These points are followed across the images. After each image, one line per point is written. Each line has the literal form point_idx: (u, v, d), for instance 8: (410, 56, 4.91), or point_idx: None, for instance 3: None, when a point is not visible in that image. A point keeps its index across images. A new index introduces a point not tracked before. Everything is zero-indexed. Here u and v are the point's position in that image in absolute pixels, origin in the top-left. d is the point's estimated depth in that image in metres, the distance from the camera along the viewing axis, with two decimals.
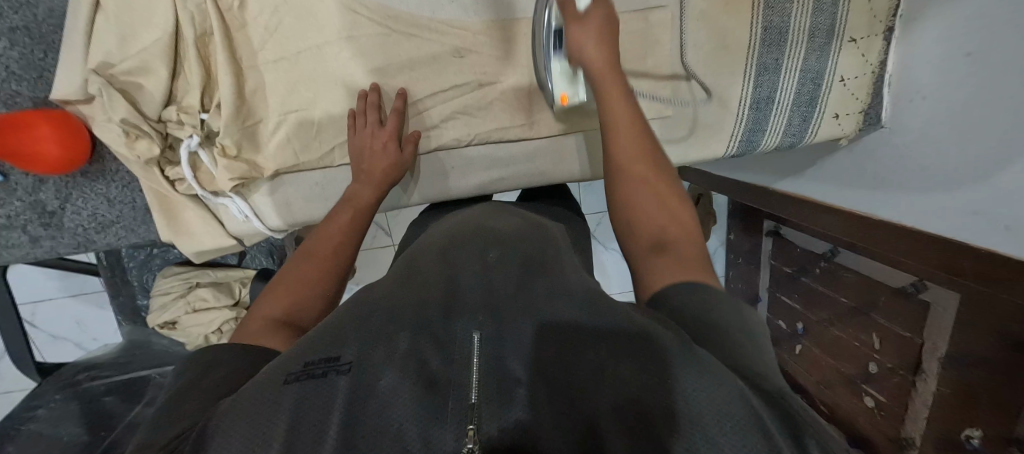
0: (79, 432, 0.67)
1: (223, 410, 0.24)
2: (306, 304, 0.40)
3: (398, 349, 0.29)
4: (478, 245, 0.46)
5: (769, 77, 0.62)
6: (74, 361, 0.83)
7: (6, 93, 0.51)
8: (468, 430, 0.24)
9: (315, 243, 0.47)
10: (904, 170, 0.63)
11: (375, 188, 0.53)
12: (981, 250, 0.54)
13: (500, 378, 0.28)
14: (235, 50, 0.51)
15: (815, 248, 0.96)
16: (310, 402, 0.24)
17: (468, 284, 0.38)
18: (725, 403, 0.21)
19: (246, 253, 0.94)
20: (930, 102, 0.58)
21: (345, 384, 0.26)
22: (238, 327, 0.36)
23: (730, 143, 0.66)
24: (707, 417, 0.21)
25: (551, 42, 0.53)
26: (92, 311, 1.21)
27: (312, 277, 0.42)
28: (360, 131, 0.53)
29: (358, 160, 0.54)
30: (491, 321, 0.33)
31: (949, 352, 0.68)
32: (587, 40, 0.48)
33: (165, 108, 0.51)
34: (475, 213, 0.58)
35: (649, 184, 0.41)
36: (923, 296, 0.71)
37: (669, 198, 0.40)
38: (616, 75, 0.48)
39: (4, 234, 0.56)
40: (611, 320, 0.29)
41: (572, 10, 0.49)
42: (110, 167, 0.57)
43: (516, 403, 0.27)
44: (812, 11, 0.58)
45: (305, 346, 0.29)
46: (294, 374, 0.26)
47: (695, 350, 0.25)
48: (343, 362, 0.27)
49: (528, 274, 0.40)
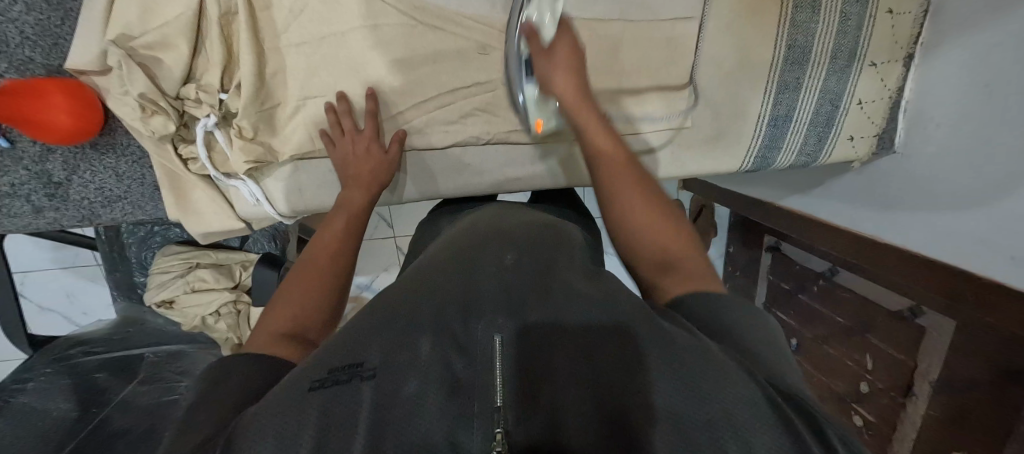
0: (69, 409, 0.66)
1: (249, 420, 0.25)
2: (307, 316, 0.40)
3: (420, 354, 0.29)
4: (494, 248, 0.45)
5: (789, 95, 0.62)
6: (67, 335, 0.81)
7: (17, 58, 0.50)
8: (496, 435, 0.24)
9: (315, 254, 0.47)
10: (915, 195, 0.64)
11: (364, 192, 0.54)
12: (985, 278, 0.55)
13: (523, 368, 0.29)
14: (258, 30, 0.51)
15: (816, 266, 0.97)
16: (337, 405, 0.25)
17: (485, 288, 0.38)
18: (750, 400, 0.22)
19: (249, 236, 0.92)
20: (943, 130, 0.59)
21: (368, 389, 0.26)
22: (245, 342, 0.37)
23: (745, 159, 0.67)
24: (738, 413, 0.22)
25: (522, 72, 0.53)
26: (82, 285, 1.19)
27: (309, 291, 0.42)
28: (339, 144, 0.54)
29: (343, 167, 0.55)
30: (510, 321, 0.32)
31: (941, 377, 0.70)
32: (555, 73, 0.50)
33: (184, 85, 0.50)
34: (489, 213, 0.59)
35: (646, 207, 0.42)
36: (919, 320, 0.73)
37: (667, 215, 0.42)
38: (591, 109, 0.50)
39: (6, 202, 0.55)
40: (625, 317, 0.30)
41: (536, 43, 0.51)
42: (120, 141, 0.56)
43: (535, 415, 0.27)
44: (836, 33, 0.58)
45: (325, 357, 0.29)
46: (319, 380, 0.27)
47: (710, 351, 0.26)
48: (367, 368, 0.28)
49: (543, 277, 0.39)
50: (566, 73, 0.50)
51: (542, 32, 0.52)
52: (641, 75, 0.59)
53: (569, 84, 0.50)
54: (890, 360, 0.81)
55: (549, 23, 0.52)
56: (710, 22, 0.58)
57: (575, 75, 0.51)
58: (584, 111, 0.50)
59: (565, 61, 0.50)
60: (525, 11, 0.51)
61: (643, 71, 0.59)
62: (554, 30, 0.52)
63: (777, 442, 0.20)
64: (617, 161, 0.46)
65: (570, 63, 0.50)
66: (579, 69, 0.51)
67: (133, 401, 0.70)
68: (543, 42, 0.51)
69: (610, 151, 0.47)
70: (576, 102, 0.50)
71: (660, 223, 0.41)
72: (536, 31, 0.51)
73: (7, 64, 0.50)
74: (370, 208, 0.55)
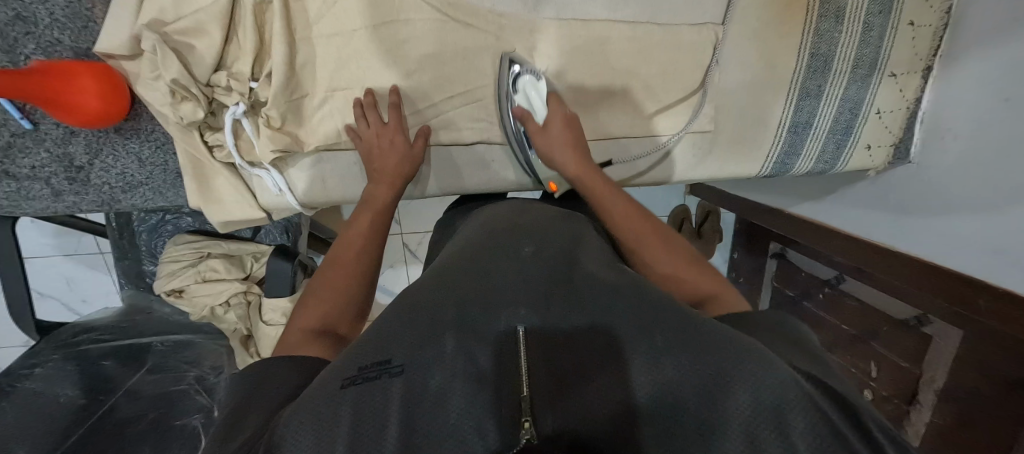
0: (76, 396, 0.65)
1: (287, 416, 0.24)
2: (335, 321, 0.40)
3: (445, 350, 0.29)
4: (513, 242, 0.45)
5: (810, 102, 0.63)
6: (74, 321, 0.80)
7: (47, 40, 0.50)
8: (522, 423, 0.25)
9: (337, 259, 0.47)
10: (927, 205, 0.66)
11: (389, 186, 0.54)
12: (998, 288, 0.56)
13: (550, 362, 0.30)
14: (291, 20, 0.51)
15: (821, 273, 0.93)
16: (368, 404, 0.24)
17: (511, 284, 0.37)
18: (781, 382, 0.21)
19: (262, 227, 0.92)
20: (961, 141, 0.60)
21: (398, 388, 0.26)
22: (279, 342, 0.38)
23: (764, 164, 0.68)
24: (770, 399, 0.21)
25: (522, 144, 0.60)
26: (84, 272, 1.18)
27: (335, 301, 0.42)
28: (366, 135, 0.54)
29: (370, 159, 0.55)
30: (534, 314, 0.33)
31: (947, 386, 0.69)
32: (554, 148, 0.55)
33: (215, 72, 0.50)
34: (505, 208, 0.57)
35: (664, 248, 0.45)
36: (925, 328, 0.71)
37: (681, 251, 0.46)
38: (594, 173, 0.54)
39: (27, 184, 0.55)
40: (647, 310, 0.30)
41: (533, 122, 0.56)
42: (144, 126, 0.56)
43: (568, 401, 0.27)
44: (858, 43, 0.60)
45: (356, 351, 0.29)
46: (350, 378, 0.26)
47: (732, 337, 0.25)
48: (394, 364, 0.27)
49: (569, 270, 0.40)
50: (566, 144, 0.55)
51: (533, 111, 0.57)
52: (667, 80, 0.60)
53: (569, 157, 0.55)
54: (896, 370, 0.79)
55: (539, 101, 0.57)
56: (735, 29, 0.60)
57: (574, 146, 0.56)
58: (588, 177, 0.54)
59: (564, 136, 0.55)
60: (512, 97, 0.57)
61: (668, 73, 0.60)
62: (543, 107, 0.57)
63: (815, 420, 0.20)
64: (627, 214, 0.50)
65: (569, 134, 0.55)
66: (578, 137, 0.56)
67: (141, 390, 0.69)
68: (537, 121, 0.56)
69: (619, 208, 0.51)
70: (583, 171, 0.54)
71: (677, 258, 0.44)
72: (528, 113, 0.56)
73: (36, 45, 0.50)
74: (396, 201, 0.55)
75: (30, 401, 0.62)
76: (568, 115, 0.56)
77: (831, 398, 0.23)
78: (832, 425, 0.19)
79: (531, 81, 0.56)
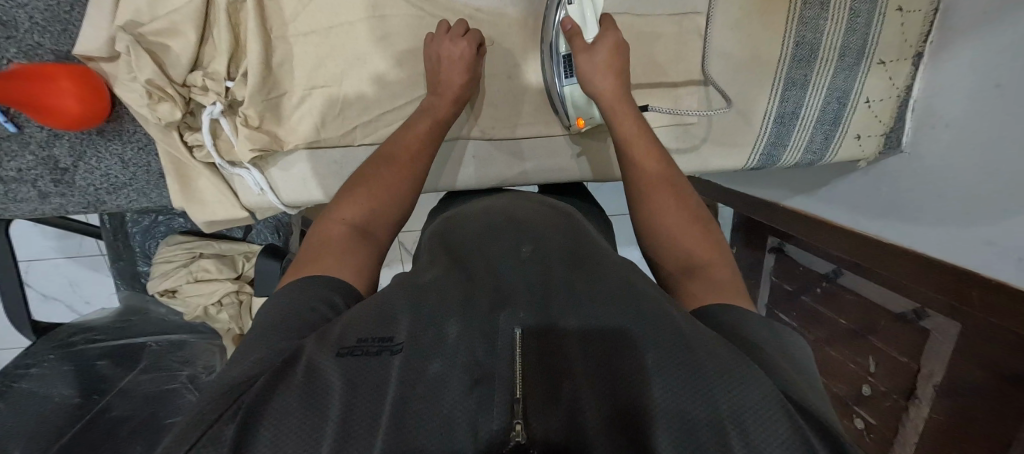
0: (70, 395, 0.66)
1: (279, 390, 0.25)
2: (371, 222, 0.43)
3: (448, 338, 0.28)
4: (506, 240, 0.42)
5: (796, 92, 0.62)
6: (69, 322, 0.81)
7: (27, 43, 0.50)
8: (513, 425, 0.23)
9: (374, 177, 0.46)
10: (925, 196, 0.64)
11: (449, 104, 0.53)
12: (989, 279, 0.55)
13: (544, 364, 0.28)
14: (266, 20, 0.51)
15: (817, 267, 0.91)
16: (364, 380, 0.25)
17: (513, 282, 0.35)
18: (762, 405, 0.23)
19: (252, 227, 0.93)
20: (951, 130, 0.59)
21: (398, 363, 0.26)
22: (322, 221, 0.42)
23: (751, 156, 0.67)
24: (749, 422, 0.22)
25: (560, 70, 0.58)
26: (87, 274, 1.20)
27: (371, 222, 0.43)
28: (438, 40, 0.53)
29: (436, 70, 0.53)
30: (532, 317, 0.31)
31: (945, 380, 0.67)
32: (593, 70, 0.53)
33: (191, 72, 0.50)
34: (502, 202, 0.55)
35: (676, 206, 0.44)
36: (923, 323, 0.68)
37: (692, 212, 0.44)
38: (627, 105, 0.52)
39: (13, 187, 0.56)
40: (642, 316, 0.29)
41: (580, 40, 0.54)
42: (127, 128, 0.56)
43: (559, 405, 0.25)
44: (845, 31, 0.58)
45: (349, 327, 0.29)
46: (348, 347, 0.27)
47: (729, 354, 0.26)
48: (395, 342, 0.28)
49: (576, 261, 0.38)
50: (606, 70, 0.53)
51: (586, 29, 0.56)
52: (644, 73, 0.61)
53: (608, 83, 0.53)
54: (894, 364, 0.77)
55: (591, 19, 0.56)
56: (719, 18, 0.59)
57: (616, 74, 0.53)
58: (620, 107, 0.52)
59: (606, 60, 0.53)
60: (564, 10, 0.55)
61: (645, 68, 0.61)
62: (595, 29, 0.56)
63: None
64: (651, 159, 0.49)
65: (610, 59, 0.53)
66: (620, 66, 0.53)
67: (134, 389, 0.70)
68: (585, 40, 0.54)
69: (644, 149, 0.49)
70: (616, 103, 0.52)
71: (684, 218, 0.43)
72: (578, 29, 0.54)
73: (17, 50, 0.50)
74: (452, 120, 0.54)
75: (25, 400, 0.63)
76: (618, 42, 0.53)
77: (801, 410, 0.25)
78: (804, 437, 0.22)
79: None
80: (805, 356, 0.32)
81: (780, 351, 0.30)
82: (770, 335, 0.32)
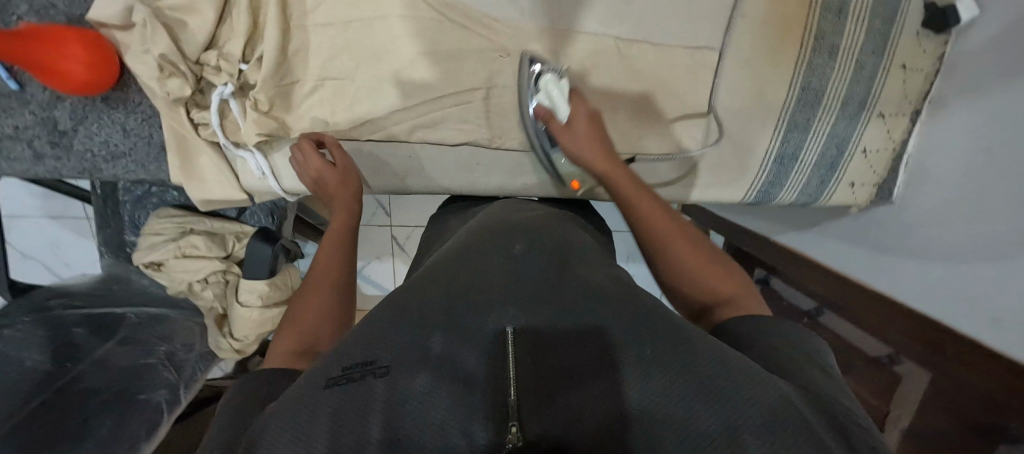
0: (41, 361, 0.65)
1: (263, 420, 0.25)
2: (316, 339, 0.40)
3: (432, 351, 0.29)
4: (501, 239, 0.42)
5: (797, 135, 0.64)
6: (48, 284, 0.79)
7: (41, 3, 0.50)
8: (509, 428, 0.23)
9: (307, 301, 0.44)
10: (909, 247, 0.66)
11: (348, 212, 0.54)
12: (966, 337, 0.57)
13: (538, 367, 0.28)
14: (287, 7, 0.51)
15: (801, 304, 0.92)
16: (349, 407, 0.24)
17: (493, 276, 0.36)
18: (773, 404, 0.22)
19: (247, 208, 0.90)
20: (943, 187, 0.61)
21: (381, 388, 0.25)
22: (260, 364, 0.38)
23: (748, 191, 0.69)
24: (757, 422, 0.22)
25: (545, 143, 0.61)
26: (68, 236, 1.17)
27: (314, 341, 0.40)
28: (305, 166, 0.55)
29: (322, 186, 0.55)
30: (524, 314, 0.31)
31: (911, 427, 0.68)
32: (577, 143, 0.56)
33: (206, 51, 0.50)
34: (501, 206, 0.56)
35: (684, 239, 0.45)
36: (895, 368, 0.70)
37: (696, 241, 0.46)
38: (614, 161, 0.55)
39: (9, 144, 0.55)
40: (644, 325, 0.29)
41: (556, 124, 0.57)
42: (132, 97, 0.56)
43: (554, 407, 0.25)
44: (850, 81, 0.60)
45: (327, 362, 0.28)
46: (334, 378, 0.26)
47: (733, 361, 0.26)
48: (380, 365, 0.27)
49: (563, 263, 0.38)
50: (590, 139, 0.56)
51: (557, 111, 0.57)
52: (651, 100, 0.62)
53: (596, 150, 0.55)
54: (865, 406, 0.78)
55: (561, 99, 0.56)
56: (730, 54, 0.61)
57: (599, 142, 0.56)
58: (609, 167, 0.54)
59: (587, 131, 0.56)
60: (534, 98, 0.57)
61: (655, 94, 0.62)
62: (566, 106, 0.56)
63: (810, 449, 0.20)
64: (650, 205, 0.50)
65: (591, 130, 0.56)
66: (600, 133, 0.56)
67: (109, 361, 0.68)
68: (561, 121, 0.57)
69: (631, 194, 0.51)
70: (603, 163, 0.55)
71: (694, 248, 0.44)
72: (551, 116, 0.57)
73: (28, 8, 0.50)
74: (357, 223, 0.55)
75: None
76: (591, 114, 0.57)
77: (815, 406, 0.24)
78: (806, 424, 0.22)
79: (552, 80, 0.56)
80: (818, 356, 0.31)
81: (802, 361, 0.30)
82: (787, 340, 0.32)
